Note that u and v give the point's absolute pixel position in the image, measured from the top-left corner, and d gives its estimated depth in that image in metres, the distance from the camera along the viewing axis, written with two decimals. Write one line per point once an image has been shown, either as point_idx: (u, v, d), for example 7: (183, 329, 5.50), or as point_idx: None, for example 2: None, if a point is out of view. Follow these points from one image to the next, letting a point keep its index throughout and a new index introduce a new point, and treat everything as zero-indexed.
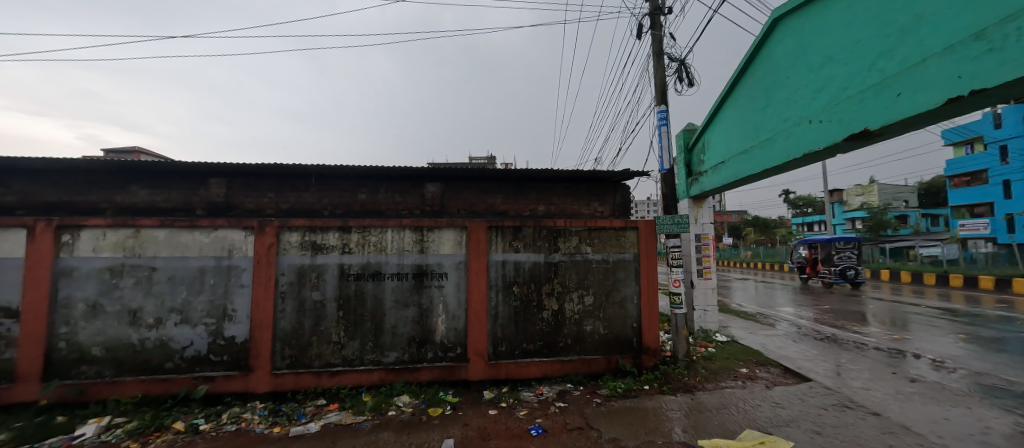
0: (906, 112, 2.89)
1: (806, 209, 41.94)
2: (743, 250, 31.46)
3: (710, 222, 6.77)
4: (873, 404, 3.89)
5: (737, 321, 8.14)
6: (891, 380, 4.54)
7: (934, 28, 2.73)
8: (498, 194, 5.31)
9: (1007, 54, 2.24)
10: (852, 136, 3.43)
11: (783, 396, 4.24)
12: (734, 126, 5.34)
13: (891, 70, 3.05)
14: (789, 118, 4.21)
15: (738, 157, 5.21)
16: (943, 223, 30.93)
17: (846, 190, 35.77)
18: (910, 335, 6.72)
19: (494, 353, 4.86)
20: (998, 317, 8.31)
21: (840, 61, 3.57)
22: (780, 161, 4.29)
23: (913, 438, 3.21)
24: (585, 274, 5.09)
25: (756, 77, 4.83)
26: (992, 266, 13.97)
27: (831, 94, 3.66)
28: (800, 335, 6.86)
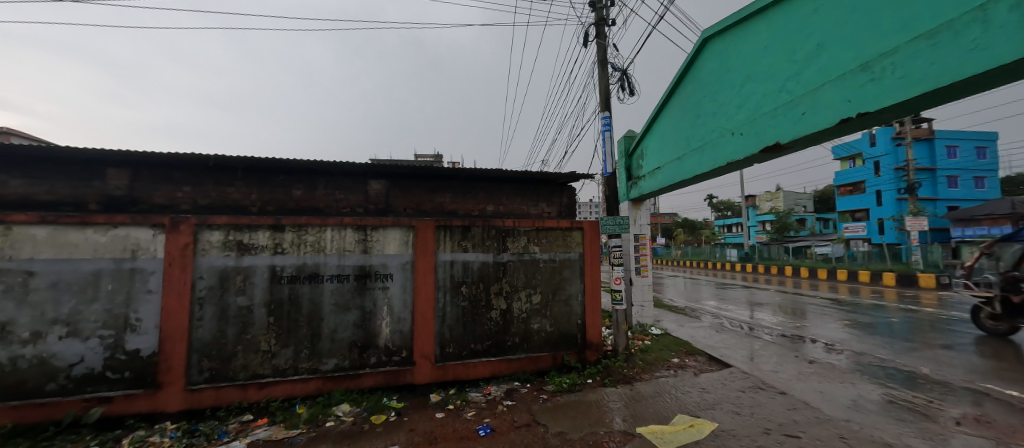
0: (807, 127, 3.32)
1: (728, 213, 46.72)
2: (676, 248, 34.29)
3: (647, 224, 7.28)
4: (781, 384, 4.43)
5: (669, 315, 8.82)
6: (795, 362, 5.21)
7: (832, 57, 3.18)
8: (447, 193, 5.23)
9: (885, 84, 2.72)
10: (765, 148, 3.88)
11: (708, 381, 4.66)
12: (667, 135, 5.82)
13: (798, 91, 3.49)
14: (715, 129, 4.64)
15: (671, 163, 5.66)
16: (833, 226, 36.24)
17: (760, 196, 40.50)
18: (809, 322, 7.76)
19: (441, 354, 4.77)
20: (872, 304, 9.93)
21: (757, 81, 4.01)
22: (708, 168, 4.73)
23: (812, 412, 3.70)
24: (533, 273, 5.19)
25: (688, 90, 5.25)
26: (868, 262, 16.64)
27: (749, 110, 4.10)
28: (722, 326, 7.60)
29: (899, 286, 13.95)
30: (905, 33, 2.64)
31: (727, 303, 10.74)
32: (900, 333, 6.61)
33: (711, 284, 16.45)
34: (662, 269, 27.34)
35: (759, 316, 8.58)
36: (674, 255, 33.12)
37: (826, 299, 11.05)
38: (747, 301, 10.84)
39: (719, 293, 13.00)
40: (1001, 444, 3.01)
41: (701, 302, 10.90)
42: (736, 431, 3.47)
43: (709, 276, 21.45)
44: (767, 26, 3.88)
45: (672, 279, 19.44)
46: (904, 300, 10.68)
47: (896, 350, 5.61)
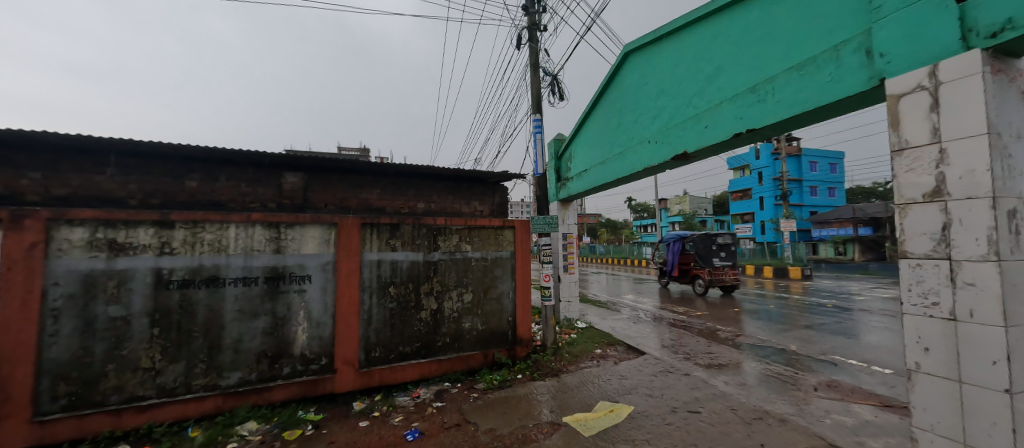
0: (709, 139, 3.79)
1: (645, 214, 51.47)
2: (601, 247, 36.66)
3: (574, 223, 7.68)
4: (685, 367, 4.99)
5: (594, 309, 9.41)
6: (697, 346, 5.91)
7: (729, 78, 3.64)
8: (374, 189, 4.96)
9: (766, 106, 3.22)
10: (675, 157, 4.33)
11: (626, 369, 5.07)
12: (593, 140, 6.20)
13: (702, 106, 3.94)
14: (634, 137, 5.07)
15: (596, 167, 6.04)
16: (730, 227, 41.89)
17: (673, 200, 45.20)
18: (708, 311, 8.86)
19: (366, 360, 4.50)
20: (756, 293, 11.67)
21: (669, 95, 4.45)
22: (628, 172, 5.15)
23: (709, 389, 4.23)
24: (464, 272, 5.17)
25: (611, 99, 5.64)
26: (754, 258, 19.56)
27: (662, 122, 4.54)
28: (639, 317, 8.33)
29: (776, 277, 16.61)
30: (782, 63, 3.13)
31: (643, 296, 11.79)
32: (776, 317, 7.86)
33: (629, 279, 17.93)
34: (589, 267, 29.06)
35: (669, 307, 9.56)
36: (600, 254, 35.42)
37: (722, 290, 12.72)
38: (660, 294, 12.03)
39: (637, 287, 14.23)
40: (844, 403, 3.73)
41: (622, 296, 11.83)
42: (649, 411, 3.83)
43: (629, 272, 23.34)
44: (677, 46, 4.32)
45: (596, 276, 20.60)
46: (779, 289, 12.73)
47: (772, 331, 6.67)
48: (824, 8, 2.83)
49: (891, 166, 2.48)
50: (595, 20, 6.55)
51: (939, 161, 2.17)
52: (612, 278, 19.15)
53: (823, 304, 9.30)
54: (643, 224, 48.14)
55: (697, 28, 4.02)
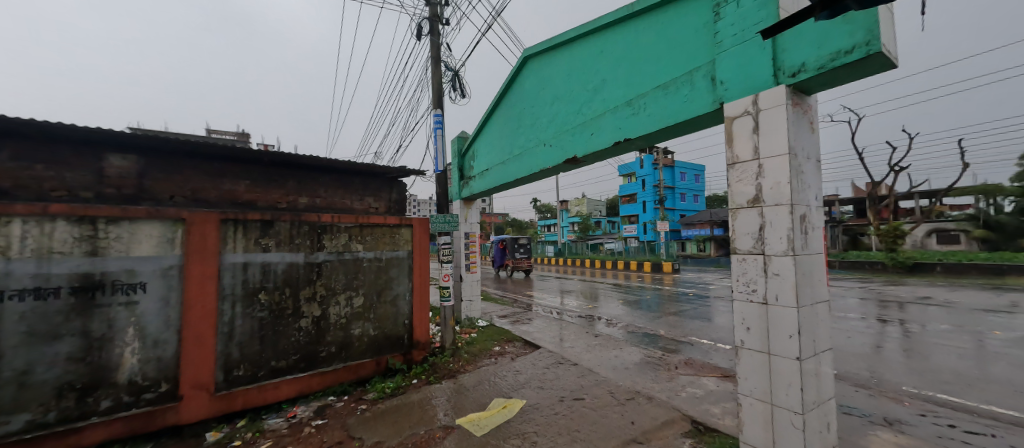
0: (595, 146, 4.07)
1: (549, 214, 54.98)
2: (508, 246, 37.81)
3: (477, 222, 7.72)
4: (575, 357, 5.35)
5: (497, 307, 9.59)
6: (586, 337, 6.42)
7: (611, 91, 3.95)
8: (240, 179, 4.24)
9: (639, 118, 3.57)
10: (566, 160, 4.58)
11: (522, 363, 5.23)
12: (494, 140, 6.30)
13: (590, 115, 4.23)
14: (532, 139, 5.26)
15: (498, 166, 6.13)
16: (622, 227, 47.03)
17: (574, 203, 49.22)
18: (598, 304, 9.74)
19: (226, 381, 3.81)
20: (637, 286, 13.25)
21: (562, 102, 4.69)
22: (526, 173, 5.33)
23: (594, 376, 4.59)
24: (354, 274, 4.75)
25: (512, 101, 5.76)
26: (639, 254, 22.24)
27: (557, 126, 4.77)
28: (538, 313, 8.74)
29: (655, 271, 19.13)
30: (651, 81, 3.49)
31: (544, 292, 12.44)
32: (652, 306, 9.01)
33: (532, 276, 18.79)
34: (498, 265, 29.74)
35: (566, 302, 10.25)
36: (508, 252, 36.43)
37: (611, 284, 14.15)
38: (559, 290, 12.84)
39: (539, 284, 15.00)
40: (697, 377, 4.39)
41: (525, 293, 12.29)
42: (540, 403, 3.98)
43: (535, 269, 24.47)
44: (570, 56, 4.56)
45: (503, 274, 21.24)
46: (657, 282, 14.63)
47: (647, 319, 7.61)
48: (682, 37, 3.22)
49: (727, 177, 2.94)
50: (496, 20, 6.65)
51: (757, 174, 2.65)
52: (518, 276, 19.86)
53: (688, 293, 10.95)
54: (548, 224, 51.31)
55: (586, 41, 4.30)
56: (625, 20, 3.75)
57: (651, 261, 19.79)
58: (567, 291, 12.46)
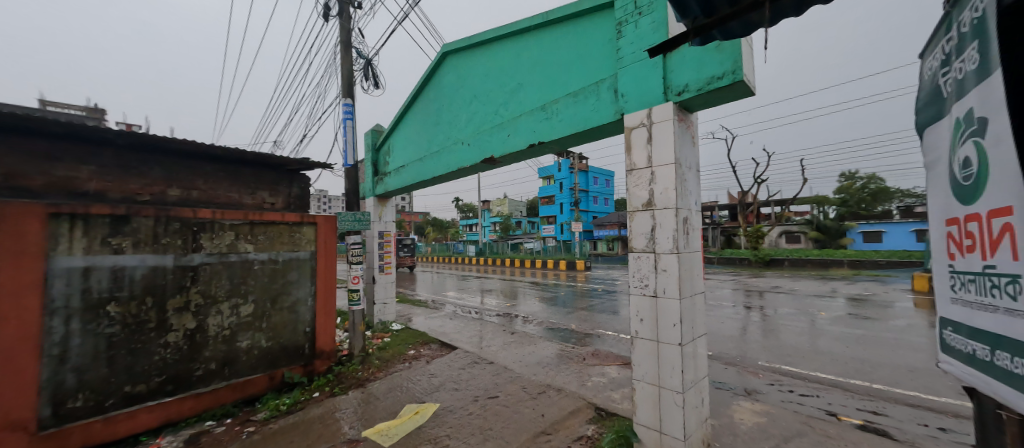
0: (511, 147, 4.15)
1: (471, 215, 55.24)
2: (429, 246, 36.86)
3: (392, 220, 7.40)
4: (491, 356, 5.41)
5: (414, 309, 9.26)
6: (502, 335, 6.54)
7: (527, 94, 4.06)
8: (81, 164, 3.41)
9: (552, 123, 3.72)
10: (484, 160, 4.60)
11: (437, 366, 5.11)
12: (412, 136, 6.10)
13: (508, 116, 4.29)
14: (451, 137, 5.18)
15: (416, 163, 5.93)
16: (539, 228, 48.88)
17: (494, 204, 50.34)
18: (516, 302, 10.03)
19: (54, 416, 3.02)
20: (553, 283, 13.97)
21: (481, 101, 4.69)
22: (444, 171, 5.23)
23: (508, 373, 4.69)
24: (241, 278, 4.16)
25: (431, 96, 5.62)
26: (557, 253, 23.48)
27: (475, 126, 4.76)
28: (456, 313, 8.66)
29: (570, 269, 20.36)
30: (564, 89, 3.66)
31: (464, 292, 12.38)
32: (565, 302, 9.56)
33: (453, 277, 18.56)
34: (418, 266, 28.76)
35: (485, 301, 10.35)
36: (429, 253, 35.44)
37: (530, 282, 14.68)
38: (479, 289, 12.90)
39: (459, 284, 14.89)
40: (601, 367, 4.75)
41: (444, 294, 12.08)
42: (453, 405, 3.92)
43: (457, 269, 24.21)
44: (489, 56, 4.59)
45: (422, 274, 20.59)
46: (571, 279, 15.58)
47: (559, 314, 8.05)
48: (591, 49, 3.44)
49: (627, 182, 3.17)
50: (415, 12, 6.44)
51: (650, 180, 2.92)
52: (438, 276, 19.51)
53: (597, 289, 11.86)
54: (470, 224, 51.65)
55: (505, 43, 4.36)
56: (540, 26, 3.88)
57: (567, 260, 21.01)
58: (487, 290, 12.59)
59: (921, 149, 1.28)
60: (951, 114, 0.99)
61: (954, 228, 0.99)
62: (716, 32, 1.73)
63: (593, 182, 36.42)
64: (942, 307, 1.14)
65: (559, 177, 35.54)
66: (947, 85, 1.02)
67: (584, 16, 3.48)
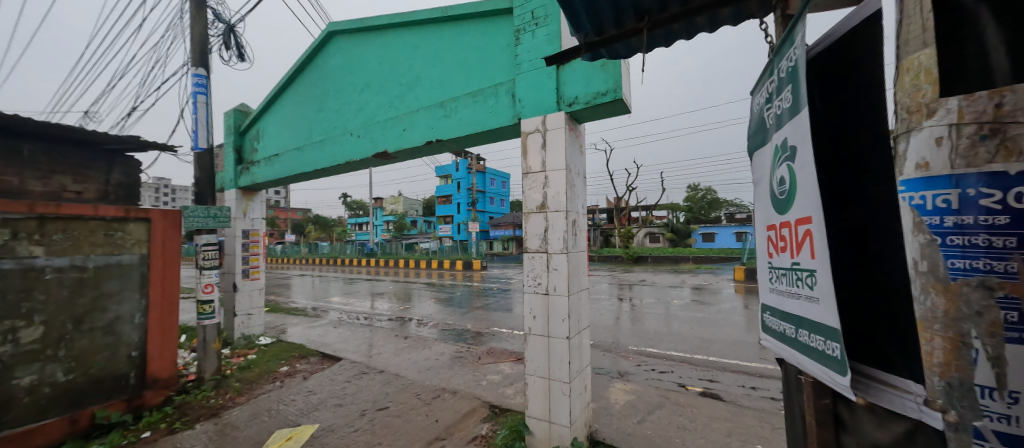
0: (407, 142, 3.95)
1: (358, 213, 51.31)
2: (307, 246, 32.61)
3: (261, 218, 6.42)
4: (381, 364, 5.04)
5: (288, 319, 8.07)
6: (395, 340, 6.17)
7: (425, 89, 3.90)
8: None
9: (450, 122, 3.65)
10: (376, 154, 4.26)
11: (317, 381, 4.53)
12: (290, 120, 5.35)
13: (403, 110, 4.06)
14: (337, 126, 4.69)
15: (294, 153, 5.20)
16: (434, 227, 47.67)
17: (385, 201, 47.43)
18: (410, 304, 9.60)
19: None
20: (449, 284, 13.81)
21: (373, 90, 4.34)
22: (329, 164, 4.71)
23: (400, 381, 4.44)
24: (20, 292, 3.04)
25: (314, 78, 4.99)
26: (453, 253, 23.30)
27: (366, 116, 4.39)
28: (341, 321, 7.84)
29: (465, 269, 20.46)
30: (463, 88, 3.63)
31: (351, 297, 11.32)
32: (462, 302, 9.55)
33: (336, 280, 16.81)
34: (294, 269, 25.22)
35: (376, 306, 9.64)
36: (308, 254, 31.45)
37: (425, 284, 14.23)
38: (368, 293, 11.96)
39: (344, 288, 13.56)
40: (496, 364, 4.87)
41: (327, 300, 10.85)
42: (337, 423, 3.53)
43: (342, 271, 22.01)
44: (382, 43, 4.26)
45: (297, 279, 18.07)
46: (466, 279, 15.66)
47: (455, 315, 7.99)
48: (491, 52, 3.49)
49: (523, 185, 3.27)
50: None
51: (544, 184, 3.09)
52: (318, 280, 17.43)
53: (493, 288, 12.19)
54: (358, 222, 47.63)
55: (400, 31, 4.10)
56: (440, 21, 3.77)
57: (464, 260, 21.06)
58: (377, 294, 11.75)
59: (751, 170, 1.50)
60: (770, 142, 1.22)
61: (772, 232, 1.23)
62: (603, 51, 1.89)
63: (490, 184, 37.35)
64: (762, 295, 1.42)
65: (457, 176, 35.39)
66: (773, 117, 1.17)
67: (484, 18, 3.51)
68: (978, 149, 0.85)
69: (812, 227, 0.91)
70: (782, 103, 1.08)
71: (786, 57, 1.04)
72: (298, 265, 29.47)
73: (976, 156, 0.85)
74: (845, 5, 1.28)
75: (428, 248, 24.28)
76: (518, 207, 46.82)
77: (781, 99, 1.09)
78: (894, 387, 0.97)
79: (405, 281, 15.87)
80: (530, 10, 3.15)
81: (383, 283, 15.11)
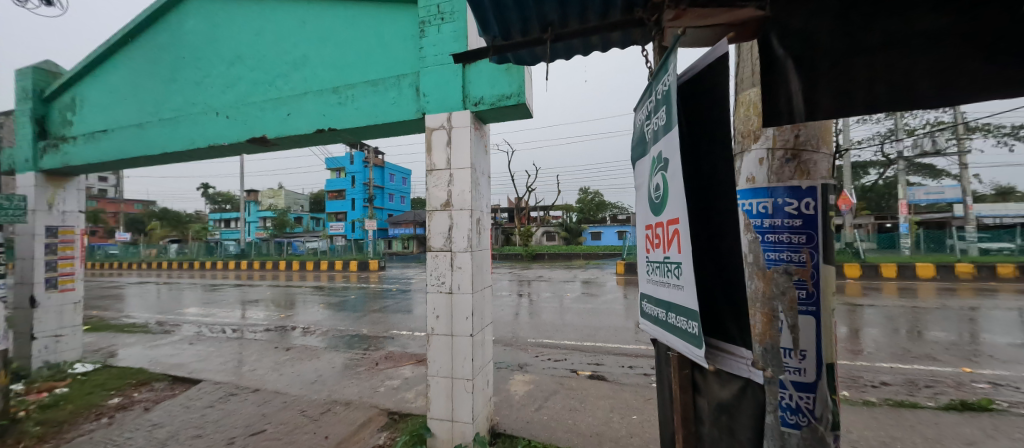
0: (291, 129, 3.46)
1: (223, 207, 43.24)
2: (147, 247, 26.02)
3: (79, 211, 4.95)
4: (256, 382, 4.33)
5: (117, 338, 6.31)
6: (274, 353, 5.36)
7: (315, 71, 3.47)
8: None
9: (346, 110, 3.33)
10: (251, 139, 3.64)
11: (165, 411, 3.66)
12: (127, 90, 4.22)
13: (286, 91, 3.55)
14: (197, 102, 3.86)
15: (131, 130, 4.12)
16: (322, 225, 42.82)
17: (261, 194, 40.86)
18: (292, 311, 8.45)
19: None
20: (340, 287, 12.58)
21: (247, 65, 3.69)
22: (184, 147, 3.85)
23: (281, 398, 3.88)
24: None
25: (164, 40, 4.03)
26: (346, 253, 21.24)
27: (237, 94, 3.71)
28: (199, 335, 6.48)
29: (360, 270, 18.90)
30: (360, 75, 3.34)
31: (211, 307, 9.42)
32: (356, 306, 8.80)
33: (190, 288, 13.78)
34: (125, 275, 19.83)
35: (247, 315, 8.22)
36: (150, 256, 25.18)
37: (310, 288, 12.68)
38: (236, 301, 10.13)
39: (202, 297, 11.21)
40: (396, 369, 4.63)
41: (176, 312, 8.83)
42: None
43: (198, 277, 18.14)
44: (260, 11, 3.64)
45: (129, 289, 14.22)
46: (361, 281, 14.49)
47: (349, 320, 7.33)
48: (393, 41, 3.28)
49: (426, 182, 3.17)
50: None
51: (448, 182, 3.04)
52: (164, 288, 14.04)
53: (391, 289, 11.54)
54: (223, 218, 39.96)
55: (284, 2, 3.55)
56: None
57: (358, 260, 19.42)
58: (249, 302, 10.04)
59: (633, 177, 1.71)
60: (649, 154, 1.42)
61: (649, 231, 1.43)
62: (509, 55, 1.95)
63: (389, 179, 35.21)
64: (641, 285, 1.63)
65: (352, 169, 32.46)
66: (652, 132, 1.36)
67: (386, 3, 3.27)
68: (785, 169, 1.29)
69: (680, 226, 1.09)
70: (658, 120, 1.26)
71: (661, 82, 1.23)
72: (130, 270, 23.22)
73: (784, 173, 1.29)
74: (703, 45, 1.56)
75: (317, 248, 21.70)
76: (420, 204, 45.22)
77: (657, 117, 1.28)
78: (734, 354, 1.14)
79: (286, 285, 13.91)
80: (436, 3, 3.05)
81: (257, 288, 12.96)
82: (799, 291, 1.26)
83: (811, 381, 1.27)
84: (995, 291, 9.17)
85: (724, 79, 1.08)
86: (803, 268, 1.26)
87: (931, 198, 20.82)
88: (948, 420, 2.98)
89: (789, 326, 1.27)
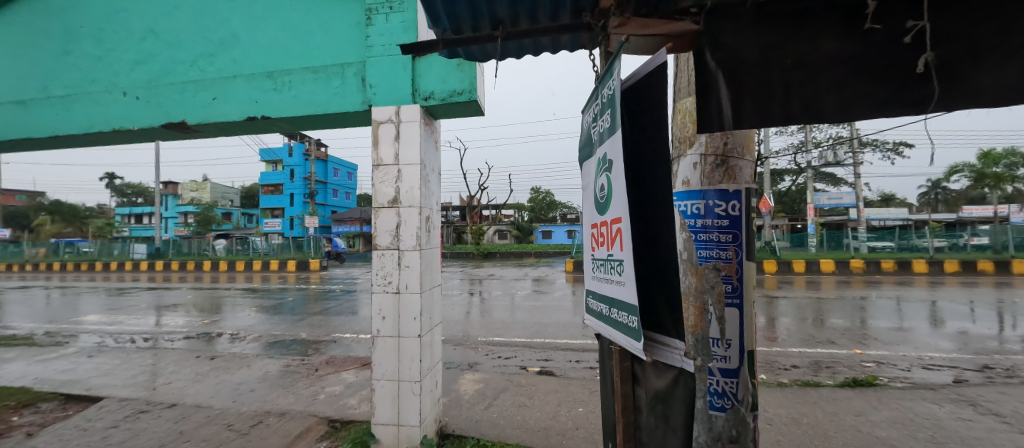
0: (216, 115, 3.11)
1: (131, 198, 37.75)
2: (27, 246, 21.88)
3: None
4: (172, 396, 3.83)
5: None
6: (195, 363, 4.78)
7: (245, 52, 3.14)
8: None
9: (282, 98, 3.06)
10: (167, 124, 3.21)
11: (54, 434, 3.12)
12: (5, 60, 3.54)
13: (211, 72, 3.17)
14: (97, 78, 3.32)
15: (11, 107, 3.46)
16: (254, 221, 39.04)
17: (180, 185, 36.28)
18: (219, 316, 7.61)
19: None
20: (276, 288, 11.55)
21: (162, 40, 3.24)
22: (80, 130, 3.30)
23: (203, 413, 3.47)
24: None
25: (53, 3, 3.41)
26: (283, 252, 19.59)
27: (149, 72, 3.24)
28: (100, 346, 5.59)
29: (299, 270, 17.54)
30: (299, 60, 3.08)
31: (116, 313, 8.18)
32: (295, 309, 8.15)
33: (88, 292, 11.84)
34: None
35: (162, 322, 7.24)
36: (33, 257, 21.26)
37: (241, 290, 11.51)
38: (148, 306, 8.89)
39: (104, 302, 9.69)
40: (338, 374, 4.37)
41: (70, 321, 7.54)
42: None
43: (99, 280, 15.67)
44: None
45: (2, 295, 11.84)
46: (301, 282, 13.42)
47: (286, 325, 6.76)
48: (336, 27, 3.06)
49: (373, 177, 3.02)
50: None
51: (396, 178, 2.92)
52: (54, 293, 11.95)
53: (335, 290, 10.86)
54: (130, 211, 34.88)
55: None
56: None
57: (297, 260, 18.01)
58: (164, 306, 8.86)
59: (580, 177, 1.76)
60: (595, 155, 1.47)
61: (595, 229, 1.49)
62: (460, 50, 1.91)
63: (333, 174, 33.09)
64: (587, 282, 1.69)
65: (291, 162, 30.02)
66: (598, 136, 1.41)
67: None
68: (715, 173, 1.41)
69: (621, 225, 1.15)
70: (604, 123, 1.32)
71: (606, 86, 1.28)
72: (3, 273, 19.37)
73: (715, 177, 1.41)
74: (645, 55, 1.66)
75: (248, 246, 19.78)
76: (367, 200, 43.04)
77: (603, 120, 1.33)
78: (668, 346, 1.22)
79: (212, 287, 12.51)
80: None
81: (175, 292, 11.48)
82: (725, 286, 1.38)
83: (734, 367, 1.41)
84: (878, 283, 10.85)
85: (662, 88, 1.16)
86: (728, 265, 1.39)
87: (831, 203, 24.09)
88: (843, 395, 3.48)
89: (717, 317, 1.39)
